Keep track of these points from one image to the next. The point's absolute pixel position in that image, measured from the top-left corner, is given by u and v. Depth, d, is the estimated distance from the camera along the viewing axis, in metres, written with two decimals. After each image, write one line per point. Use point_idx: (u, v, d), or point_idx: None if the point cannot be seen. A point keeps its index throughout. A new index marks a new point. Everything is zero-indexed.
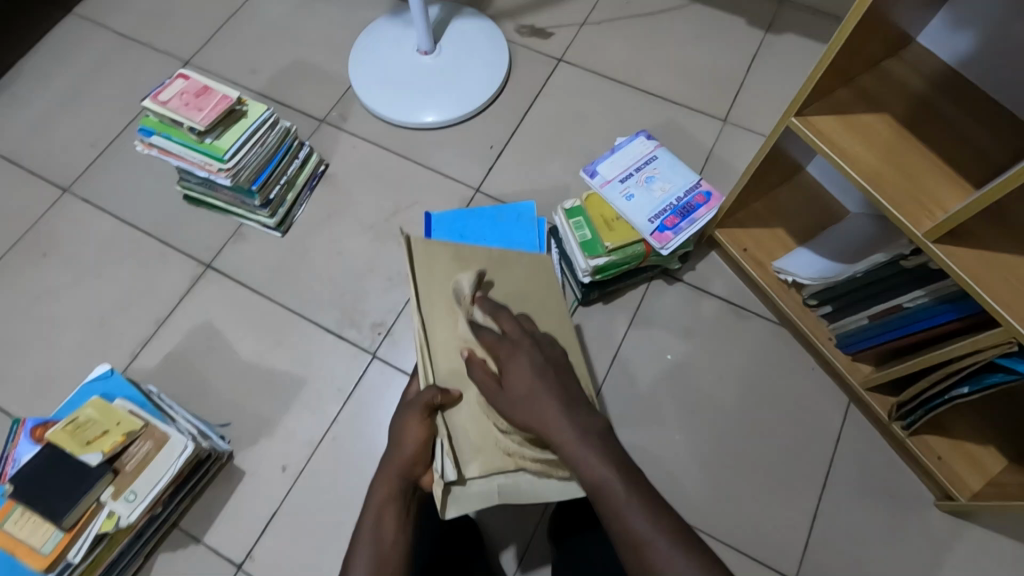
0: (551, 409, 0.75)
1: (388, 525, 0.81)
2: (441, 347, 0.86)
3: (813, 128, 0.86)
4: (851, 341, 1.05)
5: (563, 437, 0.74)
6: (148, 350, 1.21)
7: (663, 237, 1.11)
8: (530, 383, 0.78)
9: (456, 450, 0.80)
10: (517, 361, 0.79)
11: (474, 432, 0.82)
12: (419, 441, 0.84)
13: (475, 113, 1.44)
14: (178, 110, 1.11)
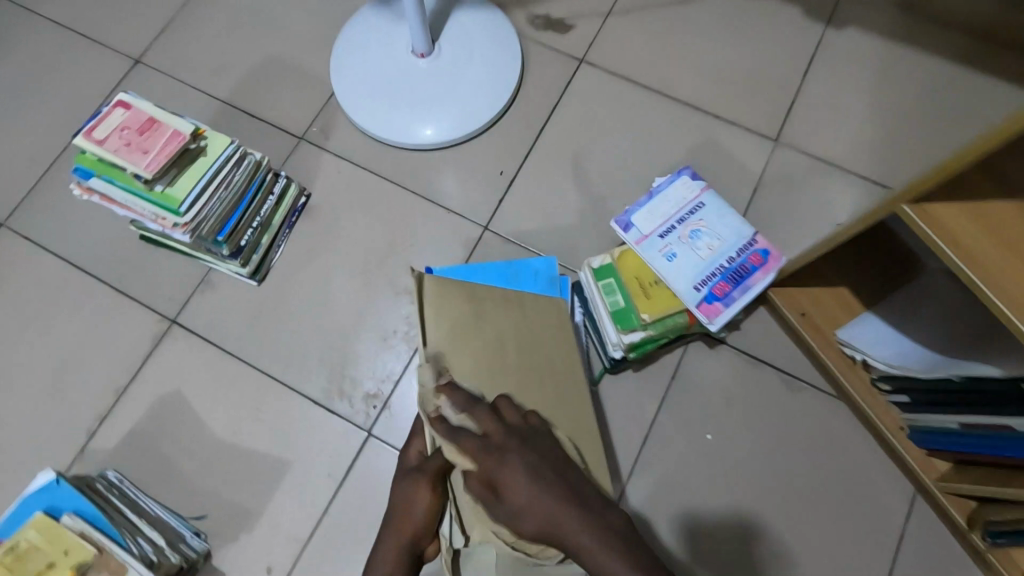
0: (566, 509, 0.55)
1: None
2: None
3: (934, 223, 0.65)
4: (932, 439, 0.90)
5: (574, 539, 0.55)
6: (107, 428, 1.05)
7: (711, 309, 0.92)
8: (528, 500, 0.54)
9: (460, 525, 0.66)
10: (512, 454, 0.56)
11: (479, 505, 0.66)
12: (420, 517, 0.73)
13: (482, 129, 1.22)
14: (116, 153, 0.89)
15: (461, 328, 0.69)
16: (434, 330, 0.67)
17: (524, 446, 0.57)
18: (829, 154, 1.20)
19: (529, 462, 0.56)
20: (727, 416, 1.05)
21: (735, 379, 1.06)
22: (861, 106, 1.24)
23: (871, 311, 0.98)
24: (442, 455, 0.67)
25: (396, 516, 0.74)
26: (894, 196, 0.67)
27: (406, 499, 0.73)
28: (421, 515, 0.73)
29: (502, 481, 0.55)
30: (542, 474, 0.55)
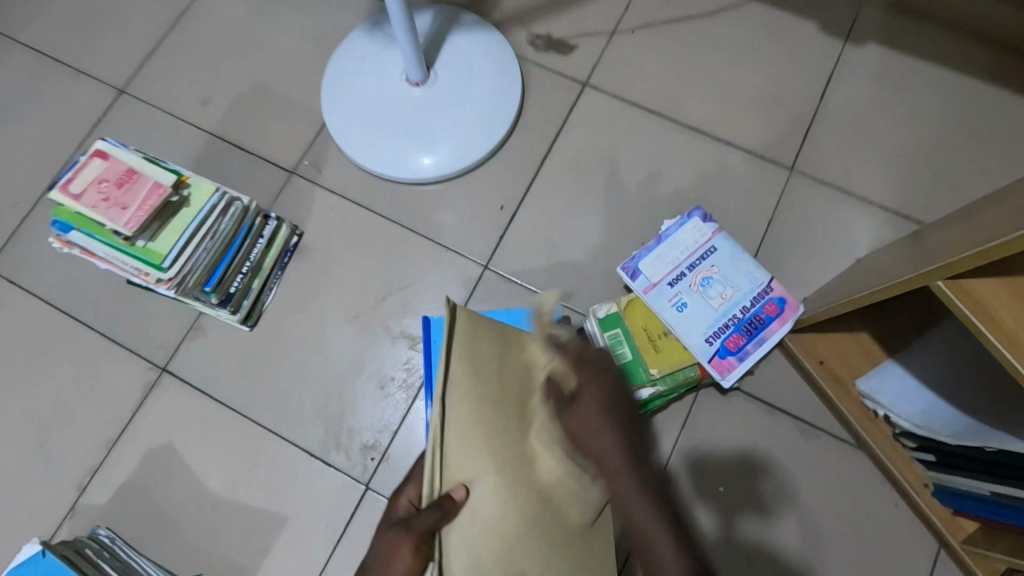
0: (615, 456, 0.62)
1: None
2: (456, 451, 0.60)
3: (974, 302, 0.60)
4: (959, 500, 0.84)
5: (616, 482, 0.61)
6: (98, 482, 1.02)
7: (723, 364, 0.88)
8: (595, 422, 0.63)
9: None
10: (592, 388, 0.66)
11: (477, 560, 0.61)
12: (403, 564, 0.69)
13: (481, 160, 1.16)
14: (93, 210, 0.85)
15: (486, 368, 0.64)
16: (458, 369, 0.62)
17: (598, 377, 0.67)
18: (847, 183, 1.14)
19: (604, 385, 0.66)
20: (740, 466, 1.00)
21: (749, 427, 1.01)
22: (881, 129, 1.17)
23: (891, 359, 0.93)
24: (437, 511, 0.61)
25: (376, 569, 0.71)
26: (929, 269, 0.62)
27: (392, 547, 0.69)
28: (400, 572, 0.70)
29: (579, 398, 0.65)
30: (605, 400, 0.64)
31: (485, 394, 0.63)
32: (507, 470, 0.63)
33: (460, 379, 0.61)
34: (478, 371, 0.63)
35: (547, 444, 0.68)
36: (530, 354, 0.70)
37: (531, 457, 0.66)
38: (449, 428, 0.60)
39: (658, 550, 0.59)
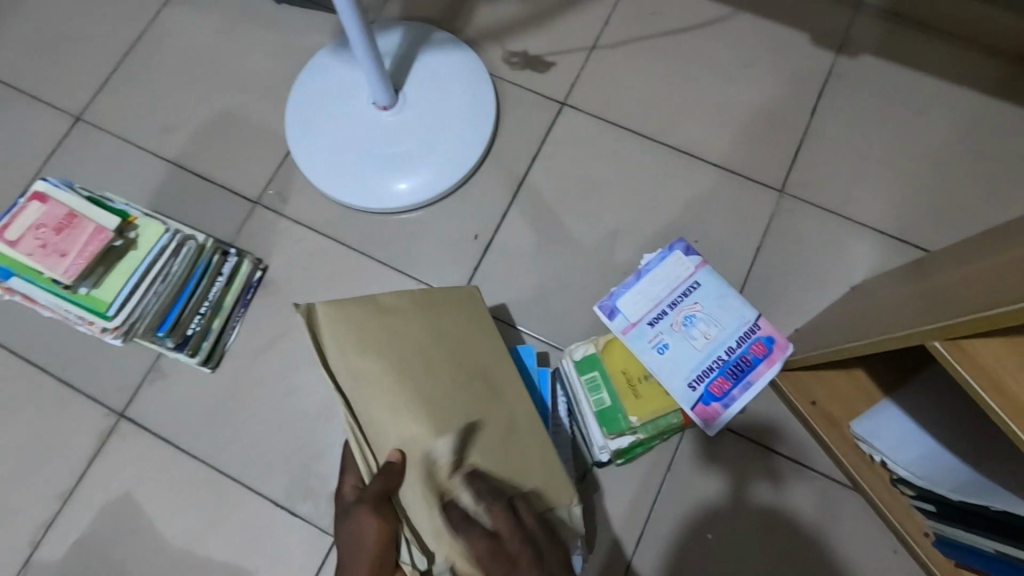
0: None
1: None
2: (376, 423, 0.70)
3: (976, 366, 0.54)
4: (960, 555, 0.78)
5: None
6: (53, 538, 0.96)
7: (707, 411, 0.82)
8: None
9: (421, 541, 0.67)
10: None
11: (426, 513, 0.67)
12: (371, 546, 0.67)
13: (454, 186, 1.10)
14: (30, 259, 0.80)
15: (368, 350, 0.72)
16: (345, 364, 0.71)
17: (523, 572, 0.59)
18: (841, 205, 1.08)
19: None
20: (731, 513, 0.94)
21: (740, 469, 0.95)
22: (876, 147, 1.11)
23: (888, 398, 0.87)
24: (380, 478, 0.67)
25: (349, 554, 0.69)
26: (926, 329, 0.56)
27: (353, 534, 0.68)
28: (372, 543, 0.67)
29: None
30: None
31: (374, 372, 0.71)
32: (421, 423, 0.70)
33: (351, 367, 0.71)
34: (365, 357, 0.71)
35: (452, 392, 0.72)
36: (410, 322, 0.75)
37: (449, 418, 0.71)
38: (360, 408, 0.71)
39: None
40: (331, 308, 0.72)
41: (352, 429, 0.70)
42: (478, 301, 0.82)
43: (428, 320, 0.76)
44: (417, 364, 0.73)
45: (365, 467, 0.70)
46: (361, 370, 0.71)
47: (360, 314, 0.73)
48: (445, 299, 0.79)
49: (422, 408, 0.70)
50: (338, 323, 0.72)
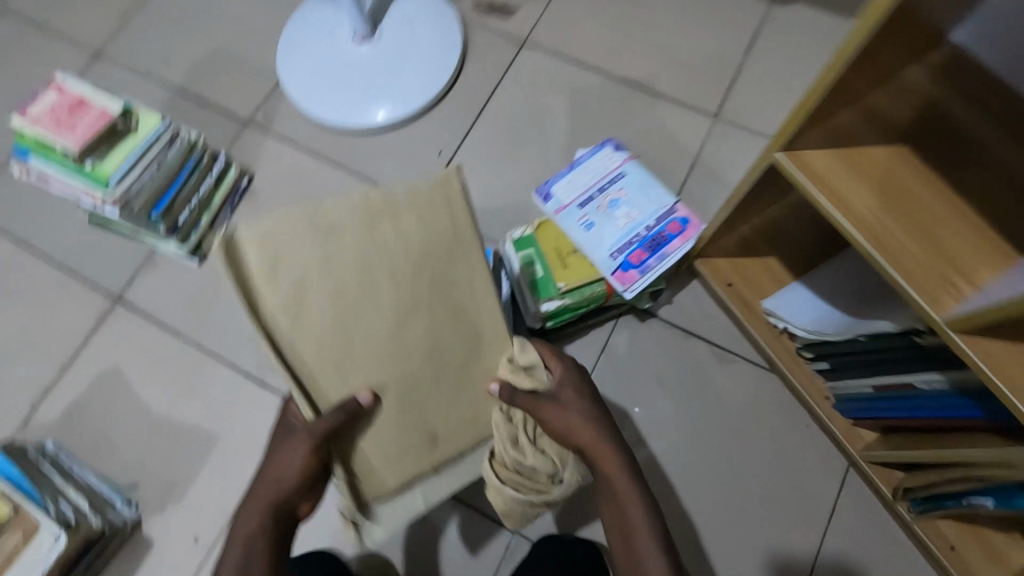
0: (602, 438, 0.71)
1: (255, 571, 0.64)
2: (319, 366, 0.65)
3: (804, 167, 0.65)
4: (855, 407, 0.87)
5: (606, 455, 0.70)
6: (50, 402, 1.08)
7: (626, 277, 0.92)
8: (578, 415, 0.71)
9: (363, 484, 0.71)
10: (567, 380, 0.74)
11: (380, 453, 0.71)
12: (302, 467, 0.67)
13: (421, 112, 1.23)
14: (47, 131, 0.94)
15: (306, 289, 0.62)
16: (279, 305, 0.61)
17: (578, 376, 0.75)
18: (770, 128, 1.18)
19: (579, 380, 0.75)
20: (654, 391, 1.03)
21: (667, 352, 1.05)
22: (806, 79, 1.21)
23: (797, 278, 0.96)
24: (338, 413, 0.66)
25: (274, 472, 0.69)
26: (771, 142, 0.67)
27: (285, 452, 0.68)
28: (295, 471, 0.68)
29: (561, 393, 0.72)
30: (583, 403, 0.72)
31: (314, 312, 0.63)
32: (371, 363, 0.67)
33: (285, 306, 0.61)
34: (303, 295, 0.62)
35: (408, 328, 0.67)
36: (359, 243, 0.63)
37: (409, 362, 0.68)
38: (300, 352, 0.64)
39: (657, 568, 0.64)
40: (255, 248, 0.59)
41: (293, 379, 0.64)
42: (455, 203, 0.66)
43: (380, 241, 0.63)
44: (368, 296, 0.65)
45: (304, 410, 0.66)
46: (297, 311, 0.62)
47: (295, 250, 0.60)
48: (407, 207, 0.64)
49: (371, 344, 0.66)
50: (266, 260, 0.59)
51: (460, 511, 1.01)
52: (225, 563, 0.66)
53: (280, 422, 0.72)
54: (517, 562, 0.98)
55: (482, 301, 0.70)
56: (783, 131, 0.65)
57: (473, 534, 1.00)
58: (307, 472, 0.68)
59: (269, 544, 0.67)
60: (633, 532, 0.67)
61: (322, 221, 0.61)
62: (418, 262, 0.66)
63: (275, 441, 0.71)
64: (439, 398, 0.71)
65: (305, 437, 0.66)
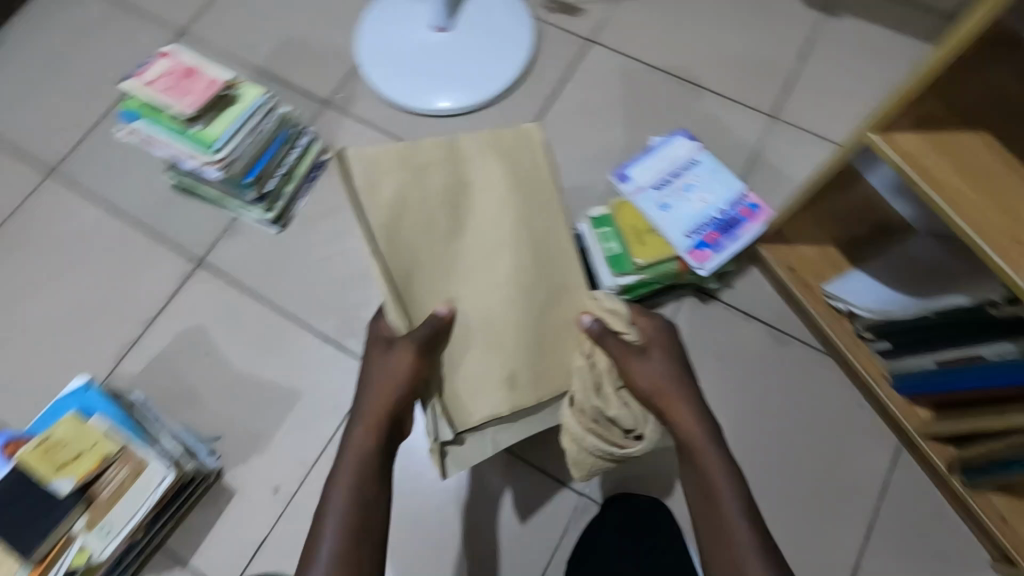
0: (686, 403, 0.74)
1: (369, 484, 0.71)
2: (411, 281, 0.77)
3: (895, 148, 0.72)
4: (913, 384, 0.92)
5: (687, 418, 0.74)
6: (134, 355, 1.13)
7: (701, 255, 0.98)
8: (665, 374, 0.75)
9: (451, 411, 0.78)
10: (659, 342, 0.78)
11: (466, 376, 0.79)
12: (404, 377, 0.73)
13: (493, 100, 1.30)
14: (160, 94, 1.00)
15: (405, 207, 0.75)
16: (379, 226, 0.74)
17: (668, 341, 0.78)
18: (824, 129, 1.25)
19: (670, 343, 0.78)
20: (715, 368, 1.09)
21: (727, 333, 1.10)
22: (859, 85, 1.28)
23: (856, 266, 1.03)
24: (427, 324, 0.75)
25: (376, 383, 0.75)
26: (863, 125, 0.74)
27: (386, 361, 0.74)
28: (401, 379, 0.73)
29: (651, 353, 0.76)
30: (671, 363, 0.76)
31: (408, 235, 0.76)
32: (453, 284, 0.79)
33: (385, 229, 0.75)
34: (399, 219, 0.75)
35: (484, 255, 0.79)
36: (443, 178, 0.77)
37: (485, 288, 0.79)
38: (395, 269, 0.75)
39: (737, 525, 0.68)
40: (364, 164, 0.74)
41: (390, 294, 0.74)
42: (530, 146, 0.79)
43: (461, 177, 0.78)
44: (450, 224, 0.78)
45: (396, 323, 0.75)
46: (395, 224, 0.75)
47: (395, 171, 0.75)
48: (483, 152, 0.79)
49: (454, 265, 0.79)
50: (373, 177, 0.74)
51: (528, 473, 1.06)
52: (339, 472, 0.72)
53: (370, 338, 0.79)
54: (583, 523, 1.03)
55: (553, 242, 0.81)
56: (876, 114, 0.73)
57: (541, 495, 1.05)
58: (412, 384, 0.74)
59: (377, 455, 0.73)
60: (713, 492, 0.70)
61: (416, 161, 0.76)
62: (493, 195, 0.79)
63: (373, 358, 0.76)
64: (515, 333, 0.79)
65: (407, 343, 0.73)
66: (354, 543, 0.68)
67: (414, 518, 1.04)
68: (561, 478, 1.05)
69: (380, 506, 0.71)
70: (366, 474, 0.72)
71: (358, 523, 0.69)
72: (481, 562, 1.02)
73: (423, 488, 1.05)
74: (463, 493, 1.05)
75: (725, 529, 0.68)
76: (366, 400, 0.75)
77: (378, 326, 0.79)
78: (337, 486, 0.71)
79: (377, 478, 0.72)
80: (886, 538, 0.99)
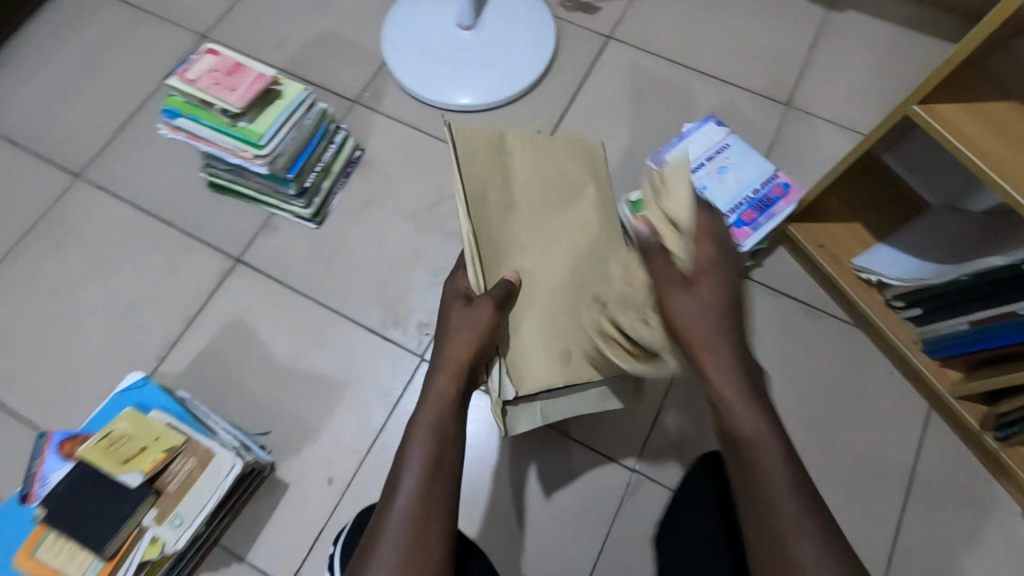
0: (724, 352, 0.63)
1: (450, 434, 0.65)
2: (489, 250, 0.72)
3: (936, 118, 0.79)
4: (947, 346, 0.98)
5: (729, 377, 0.62)
6: (177, 353, 1.12)
7: (740, 233, 1.03)
8: (705, 313, 0.64)
9: (514, 372, 0.72)
10: (710, 280, 0.66)
11: (530, 343, 0.74)
12: (480, 335, 0.69)
13: (520, 95, 1.33)
14: (207, 90, 1.01)
15: (492, 182, 0.73)
16: (467, 190, 0.70)
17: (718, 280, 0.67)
18: (837, 115, 1.32)
19: (722, 283, 0.66)
20: (751, 342, 1.13)
21: (760, 310, 1.15)
22: (866, 74, 1.35)
23: (881, 240, 1.09)
24: (502, 290, 0.71)
25: (452, 339, 0.69)
26: (907, 97, 0.80)
27: (465, 317, 0.69)
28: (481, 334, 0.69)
29: (696, 288, 0.66)
30: (720, 306, 0.65)
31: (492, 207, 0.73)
32: (524, 264, 0.76)
33: (472, 192, 0.70)
34: (485, 189, 0.72)
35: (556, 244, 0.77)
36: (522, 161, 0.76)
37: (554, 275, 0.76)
38: (479, 234, 0.71)
39: (782, 504, 0.56)
40: (467, 133, 0.71)
41: (472, 256, 0.69)
42: (598, 157, 0.82)
43: (545, 166, 0.77)
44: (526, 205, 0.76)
45: (474, 286, 0.70)
46: (486, 194, 0.72)
47: (490, 146, 0.73)
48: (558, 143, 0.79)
49: (528, 242, 0.76)
50: (471, 144, 0.71)
51: (580, 452, 1.07)
52: (415, 425, 0.66)
53: (445, 299, 0.74)
54: (637, 498, 1.05)
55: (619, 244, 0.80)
56: (921, 85, 0.78)
57: (594, 474, 1.06)
58: (487, 341, 0.69)
59: (453, 415, 0.67)
60: (755, 468, 0.58)
61: (502, 139, 0.75)
62: (567, 182, 0.78)
63: (451, 314, 0.71)
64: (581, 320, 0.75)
65: (488, 301, 0.69)
66: (424, 509, 0.61)
67: (469, 503, 1.04)
68: (613, 456, 1.07)
69: (454, 462, 0.64)
70: (443, 433, 0.65)
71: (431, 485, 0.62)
72: (538, 541, 1.03)
73: (476, 472, 1.06)
74: (517, 474, 1.06)
75: (765, 509, 0.57)
76: (442, 358, 0.69)
77: (455, 284, 0.74)
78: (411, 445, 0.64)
79: (452, 435, 0.65)
80: (925, 496, 1.04)
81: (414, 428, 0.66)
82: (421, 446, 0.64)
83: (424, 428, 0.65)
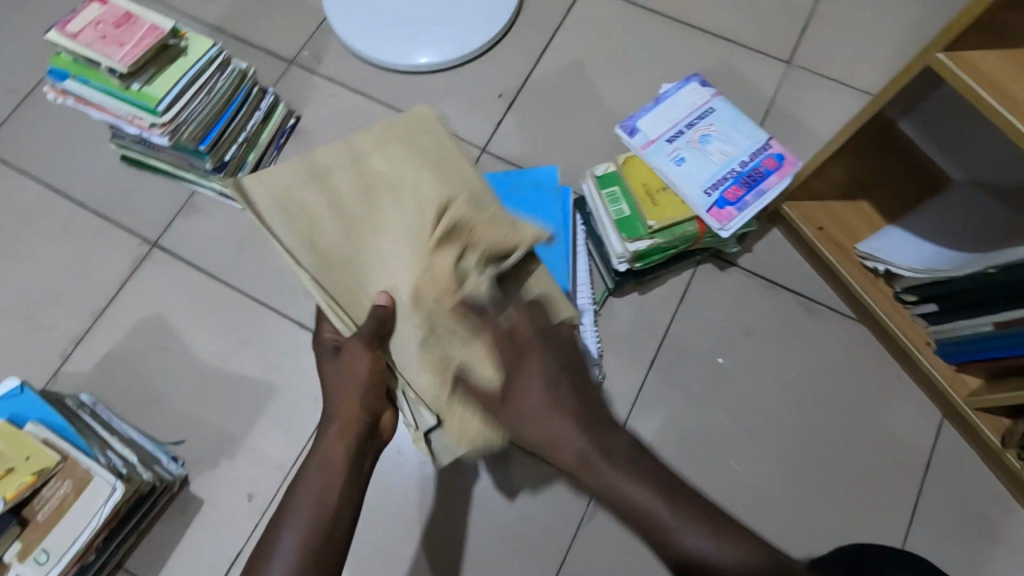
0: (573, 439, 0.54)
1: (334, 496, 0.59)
2: (344, 283, 0.62)
3: (969, 70, 0.62)
4: (964, 351, 0.83)
5: (650, 502, 0.52)
6: (84, 351, 0.99)
7: (722, 214, 0.87)
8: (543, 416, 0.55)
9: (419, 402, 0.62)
10: (522, 368, 0.56)
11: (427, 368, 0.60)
12: (362, 381, 0.61)
13: (479, 53, 1.15)
14: (90, 46, 0.85)
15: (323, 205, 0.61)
16: (298, 236, 0.60)
17: (537, 353, 0.57)
18: (846, 76, 1.13)
19: (540, 371, 0.56)
20: (736, 339, 0.98)
21: (747, 304, 1.00)
22: (882, 28, 1.16)
23: (891, 221, 0.92)
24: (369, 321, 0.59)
25: (342, 386, 0.62)
26: (930, 44, 0.64)
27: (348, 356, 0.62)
28: (363, 373, 0.61)
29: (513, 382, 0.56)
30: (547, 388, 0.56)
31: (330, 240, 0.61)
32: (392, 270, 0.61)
33: (307, 241, 0.60)
34: (314, 222, 0.60)
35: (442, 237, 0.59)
36: (383, 165, 0.64)
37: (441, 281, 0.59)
38: (321, 277, 0.60)
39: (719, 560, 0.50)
40: (262, 178, 0.59)
41: (322, 299, 0.61)
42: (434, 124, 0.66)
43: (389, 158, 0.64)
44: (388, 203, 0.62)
45: (341, 329, 0.63)
46: (310, 225, 0.60)
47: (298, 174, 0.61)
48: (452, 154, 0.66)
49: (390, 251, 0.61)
50: (273, 184, 0.59)
51: (531, 464, 0.92)
52: (302, 483, 0.59)
53: (319, 349, 0.67)
54: (598, 520, 0.89)
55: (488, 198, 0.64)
56: (947, 29, 0.61)
57: (551, 490, 0.91)
58: (372, 387, 0.61)
59: (342, 473, 0.60)
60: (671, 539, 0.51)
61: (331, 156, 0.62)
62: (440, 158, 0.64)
63: (324, 367, 0.64)
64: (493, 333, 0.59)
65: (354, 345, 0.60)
66: (310, 571, 0.55)
67: (404, 520, 0.91)
68: None
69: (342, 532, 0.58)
70: (330, 493, 0.59)
71: (320, 549, 0.56)
72: (483, 568, 0.88)
73: (413, 485, 0.92)
74: (460, 491, 0.92)
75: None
76: (330, 413, 0.63)
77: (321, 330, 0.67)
78: (291, 513, 0.58)
79: (338, 503, 0.59)
80: (935, 520, 0.89)
81: (295, 494, 0.59)
82: (299, 519, 0.57)
83: (307, 496, 0.58)
